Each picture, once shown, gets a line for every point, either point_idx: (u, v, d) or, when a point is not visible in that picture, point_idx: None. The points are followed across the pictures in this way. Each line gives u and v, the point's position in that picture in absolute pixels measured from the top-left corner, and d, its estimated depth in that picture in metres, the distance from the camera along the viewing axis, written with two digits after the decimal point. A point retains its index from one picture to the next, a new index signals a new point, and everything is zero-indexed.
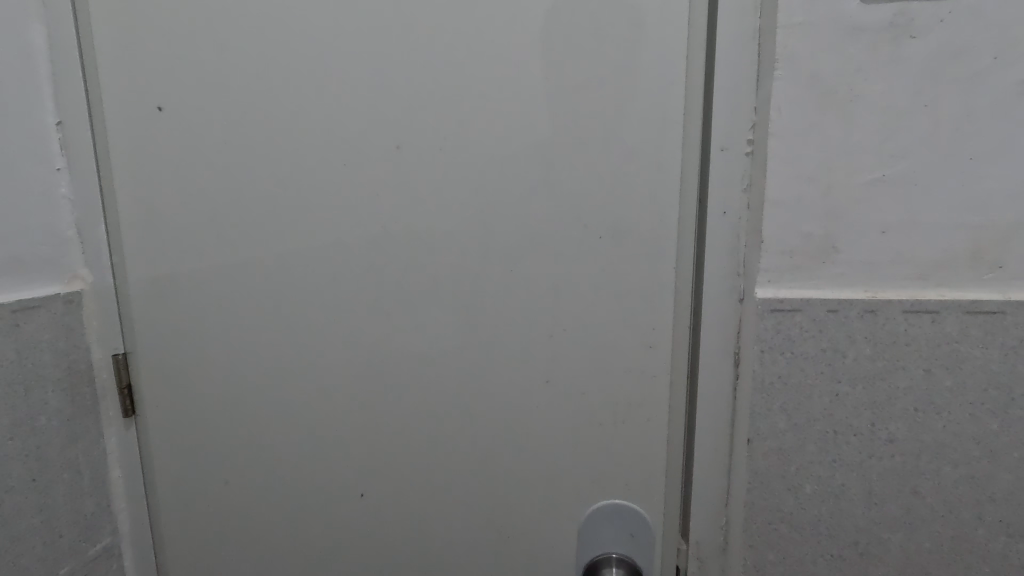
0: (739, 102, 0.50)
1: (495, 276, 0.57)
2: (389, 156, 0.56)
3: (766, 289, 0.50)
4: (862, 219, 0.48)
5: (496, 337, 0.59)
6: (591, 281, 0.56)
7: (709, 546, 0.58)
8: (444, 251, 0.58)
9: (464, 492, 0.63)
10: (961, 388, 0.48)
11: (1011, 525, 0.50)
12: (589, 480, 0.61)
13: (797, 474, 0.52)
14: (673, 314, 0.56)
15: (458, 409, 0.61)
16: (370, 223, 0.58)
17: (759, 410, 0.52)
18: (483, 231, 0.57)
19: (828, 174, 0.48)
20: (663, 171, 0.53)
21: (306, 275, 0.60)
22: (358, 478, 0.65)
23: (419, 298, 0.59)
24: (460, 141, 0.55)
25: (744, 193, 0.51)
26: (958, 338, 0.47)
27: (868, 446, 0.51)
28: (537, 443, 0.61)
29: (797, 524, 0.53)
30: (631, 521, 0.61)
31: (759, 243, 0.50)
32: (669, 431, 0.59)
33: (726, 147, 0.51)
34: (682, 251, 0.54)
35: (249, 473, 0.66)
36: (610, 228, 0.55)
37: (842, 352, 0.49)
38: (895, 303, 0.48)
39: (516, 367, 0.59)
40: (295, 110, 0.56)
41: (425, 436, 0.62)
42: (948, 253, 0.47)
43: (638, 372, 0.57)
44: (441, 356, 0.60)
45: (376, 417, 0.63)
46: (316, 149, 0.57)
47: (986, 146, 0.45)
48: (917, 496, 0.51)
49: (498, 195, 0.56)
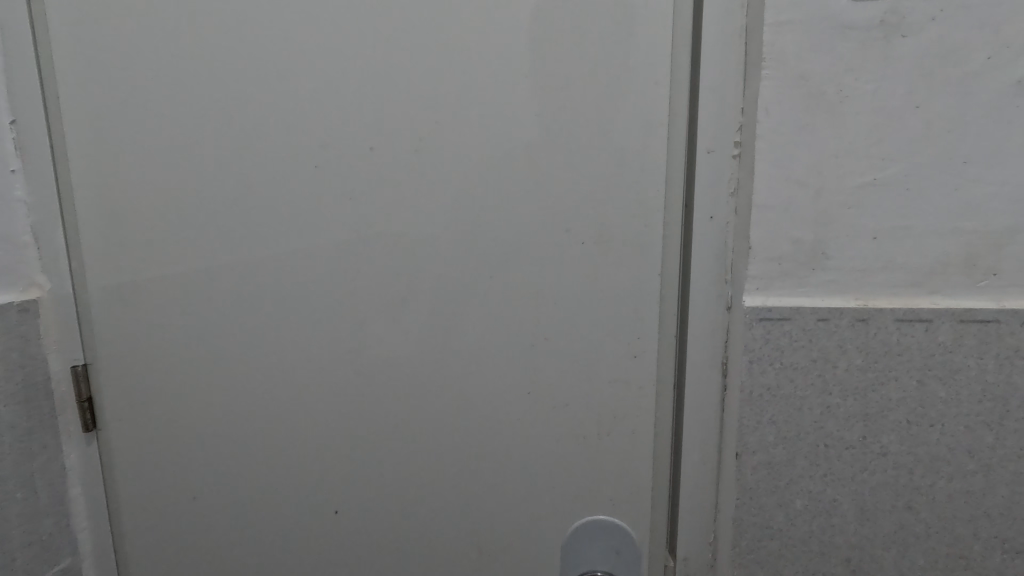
0: (726, 102, 0.48)
1: (473, 282, 0.55)
2: (362, 158, 0.54)
3: (754, 296, 0.48)
4: (853, 224, 0.46)
5: (473, 346, 0.56)
6: (574, 288, 0.54)
7: (697, 563, 0.56)
8: (419, 255, 0.55)
9: (443, 506, 0.61)
10: (955, 399, 0.47)
11: (1007, 541, 0.48)
12: (573, 495, 0.59)
13: (787, 489, 0.50)
14: (658, 323, 0.54)
15: (436, 420, 0.59)
16: (344, 227, 0.55)
17: (747, 422, 0.50)
18: (462, 235, 0.54)
19: (819, 177, 0.46)
20: (648, 174, 0.51)
21: (275, 280, 0.57)
22: (332, 494, 0.62)
23: (395, 304, 0.57)
24: (437, 144, 0.53)
25: (731, 197, 0.50)
26: (953, 347, 0.46)
27: (861, 460, 0.49)
28: (520, 456, 0.58)
29: (788, 542, 0.51)
30: (618, 537, 0.58)
31: (748, 250, 0.48)
32: (655, 444, 0.57)
33: (712, 148, 0.49)
34: (669, 257, 0.53)
35: (218, 490, 0.63)
36: (593, 232, 0.53)
37: (832, 362, 0.47)
38: (887, 311, 0.46)
39: (496, 376, 0.57)
40: (263, 109, 0.54)
41: (402, 448, 0.60)
42: (941, 260, 0.45)
43: (623, 383, 0.55)
44: (418, 365, 0.58)
45: (351, 430, 0.60)
46: (286, 150, 0.54)
47: (980, 148, 0.44)
48: (912, 512, 0.49)
49: (477, 198, 0.53)
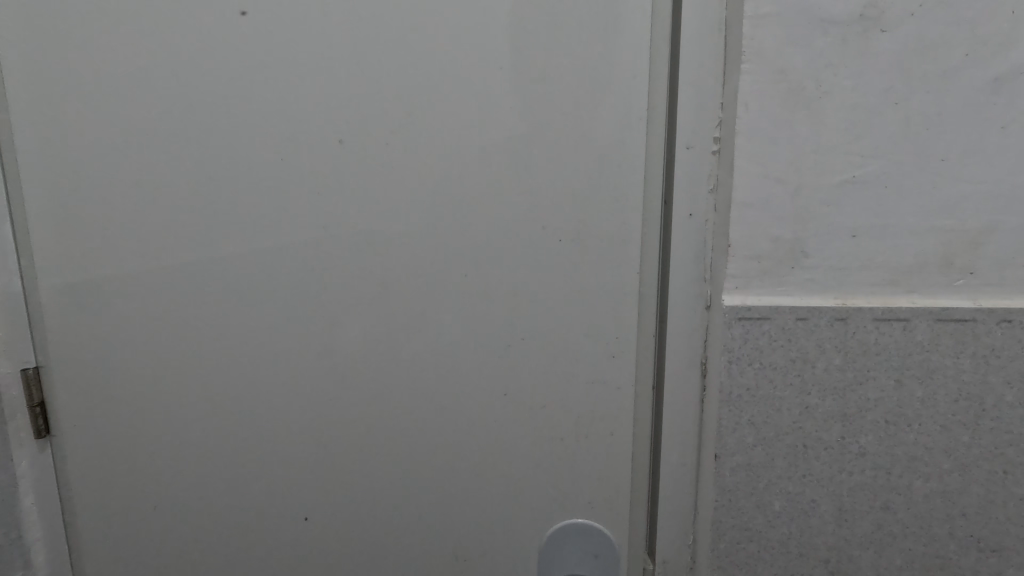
0: (705, 97, 0.47)
1: (447, 281, 0.53)
2: (331, 151, 0.52)
3: (733, 296, 0.47)
4: (832, 223, 0.45)
5: (447, 346, 0.55)
6: (551, 287, 0.52)
7: (676, 565, 0.56)
8: (391, 253, 0.53)
9: (417, 512, 0.59)
10: (932, 398, 0.46)
11: (981, 539, 0.48)
12: (550, 498, 0.57)
13: (766, 490, 0.50)
14: (637, 323, 0.53)
15: (410, 423, 0.57)
16: (312, 223, 0.53)
17: (725, 423, 0.49)
18: (436, 233, 0.52)
19: (798, 174, 0.45)
20: (626, 170, 0.50)
21: (239, 278, 0.55)
22: (301, 501, 0.60)
23: (366, 304, 0.55)
24: (411, 138, 0.51)
25: (710, 194, 0.49)
26: (930, 347, 0.45)
27: (839, 460, 0.48)
28: (497, 459, 0.57)
29: (767, 544, 0.51)
30: (595, 541, 0.57)
31: (726, 247, 0.47)
32: (634, 446, 0.56)
33: (691, 144, 0.48)
34: (647, 255, 0.51)
35: (182, 498, 0.60)
36: (571, 229, 0.51)
37: (811, 362, 0.47)
38: (865, 310, 0.45)
39: (472, 378, 0.55)
40: (225, 98, 0.51)
41: (375, 452, 0.58)
42: (918, 259, 0.45)
43: (601, 383, 0.54)
44: (391, 366, 0.56)
45: (320, 435, 0.58)
46: (250, 143, 0.52)
47: (958, 147, 0.43)
48: (889, 512, 0.49)
49: (452, 195, 0.52)
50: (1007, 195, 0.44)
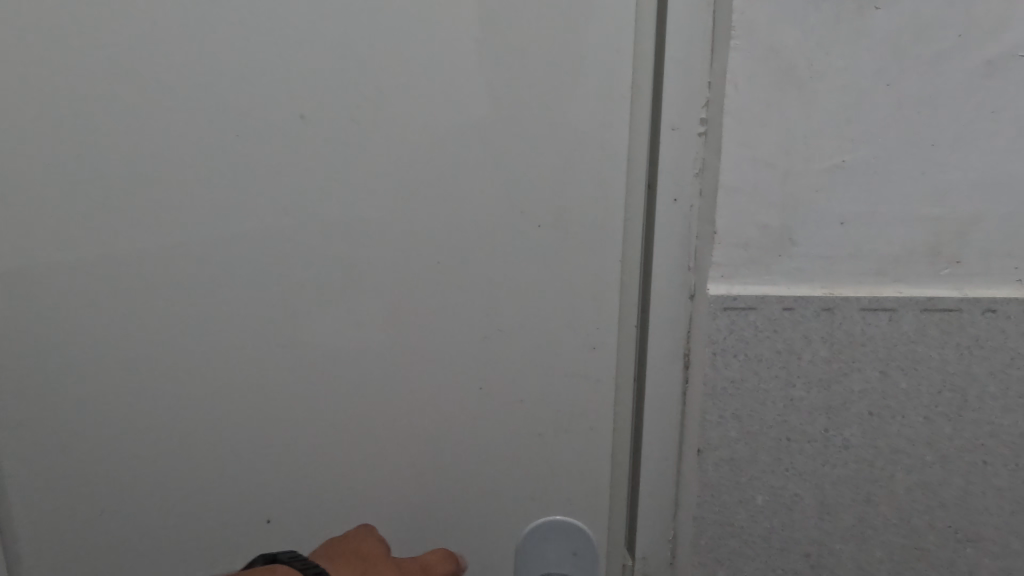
0: (692, 75, 0.45)
1: (419, 269, 0.50)
2: (289, 126, 0.47)
3: (718, 285, 0.45)
4: (821, 209, 0.44)
5: (420, 338, 0.52)
6: (530, 276, 0.50)
7: (656, 561, 0.55)
8: (358, 239, 0.49)
9: (388, 512, 0.56)
10: (916, 389, 0.45)
11: (960, 530, 0.48)
12: (528, 495, 0.55)
13: (748, 485, 0.49)
14: (619, 313, 0.50)
15: (381, 420, 0.54)
16: (269, 207, 0.48)
17: (709, 417, 0.47)
18: (406, 218, 0.49)
19: (787, 158, 0.43)
20: (609, 152, 0.47)
21: (187, 267, 0.50)
22: (263, 503, 0.56)
23: (331, 294, 0.51)
24: (377, 114, 0.46)
25: (696, 178, 0.47)
26: (915, 337, 0.44)
27: (823, 453, 0.47)
28: (473, 455, 0.54)
29: (748, 538, 0.50)
30: (574, 538, 0.55)
31: (712, 235, 0.45)
32: (615, 440, 0.54)
33: (677, 125, 0.46)
34: (630, 242, 0.49)
35: (125, 509, 0.55)
36: (552, 214, 0.48)
37: (797, 353, 0.45)
38: (852, 300, 0.44)
39: (447, 371, 0.52)
40: (165, 64, 0.45)
41: (342, 451, 0.54)
42: (906, 248, 0.44)
43: (582, 376, 0.52)
44: (359, 360, 0.52)
45: (282, 434, 0.54)
46: (195, 116, 0.46)
47: (949, 132, 0.42)
48: (871, 504, 0.48)
49: (423, 176, 0.48)
50: (995, 181, 0.43)
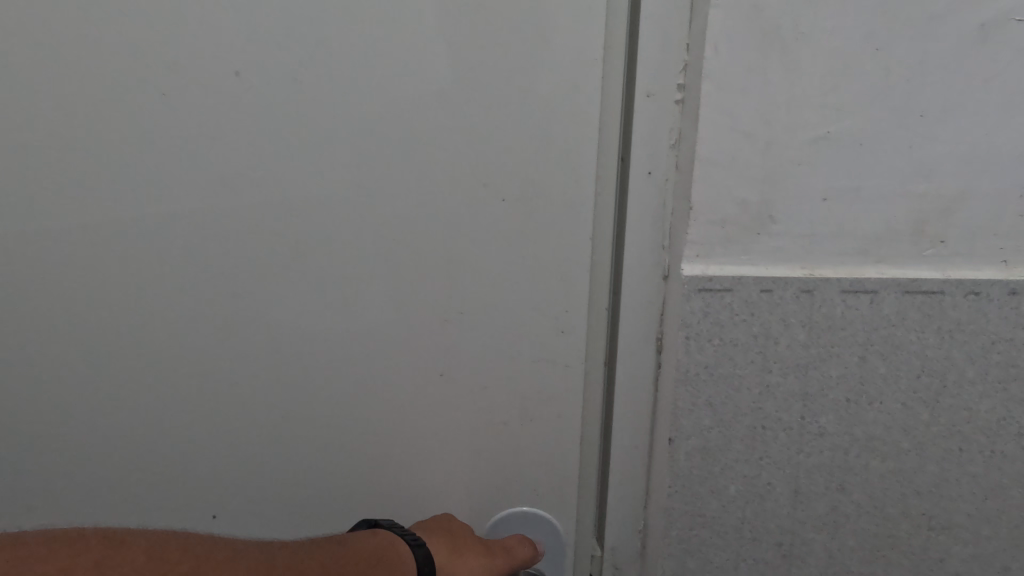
0: (669, 37, 0.41)
1: (372, 248, 0.46)
2: (220, 85, 0.41)
3: (693, 265, 0.42)
4: (802, 185, 0.41)
5: (375, 322, 0.48)
6: (494, 255, 0.46)
7: (626, 550, 0.54)
8: (302, 213, 0.44)
9: (346, 503, 0.54)
10: (894, 375, 0.43)
11: (933, 518, 0.47)
12: (493, 486, 0.52)
13: (721, 474, 0.46)
14: (589, 295, 0.47)
15: (335, 408, 0.50)
16: (202, 177, 0.43)
17: (681, 404, 0.45)
18: (357, 190, 0.44)
19: (768, 129, 0.40)
20: (579, 119, 0.43)
21: (115, 245, 0.45)
22: (211, 496, 0.53)
23: (275, 274, 0.46)
24: (321, 72, 0.41)
25: (672, 150, 0.43)
26: (896, 321, 0.42)
27: (798, 441, 0.45)
28: (435, 446, 0.51)
29: (720, 529, 0.48)
30: (541, 530, 0.53)
31: (688, 210, 0.42)
32: (583, 428, 0.51)
33: (652, 92, 0.42)
34: (601, 219, 0.45)
35: (76, 496, 0.53)
36: (517, 188, 0.44)
37: (774, 338, 0.43)
38: (833, 281, 0.42)
39: (405, 357, 0.49)
40: (74, 11, 0.39)
41: (294, 440, 0.51)
42: (890, 227, 0.41)
43: (549, 362, 0.49)
44: (310, 346, 0.48)
45: (230, 422, 0.51)
46: (113, 72, 0.41)
47: (938, 102, 0.39)
48: (845, 493, 0.46)
49: (375, 144, 0.43)
50: (985, 157, 0.40)
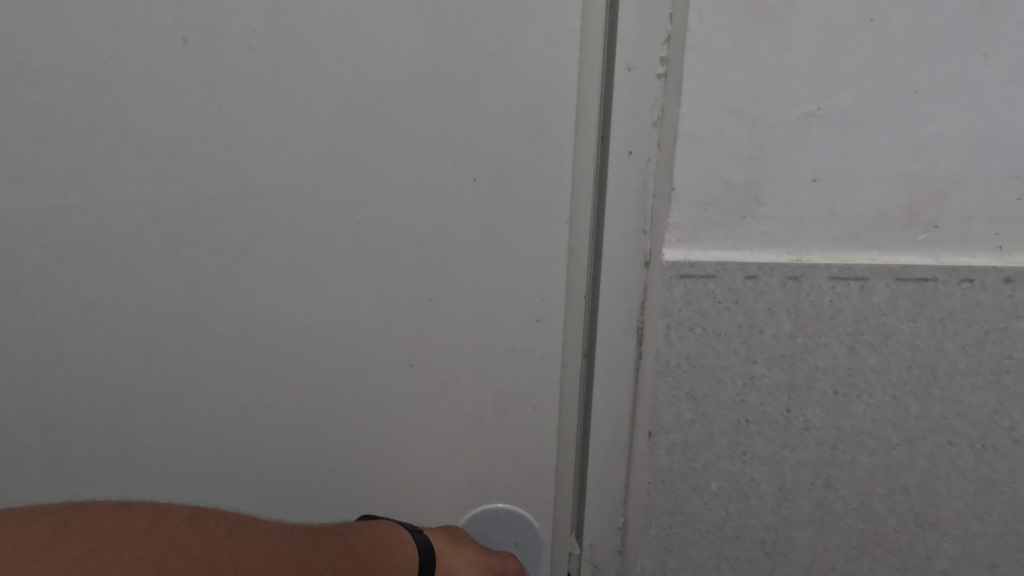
0: (651, 6, 0.39)
1: (334, 230, 0.43)
2: (165, 50, 0.38)
3: (675, 249, 0.40)
4: (791, 164, 0.39)
5: (339, 309, 0.45)
6: (466, 239, 0.43)
7: (605, 549, 0.52)
8: (258, 193, 0.41)
9: (312, 501, 0.51)
10: (883, 366, 0.41)
11: (921, 514, 0.45)
12: (466, 482, 0.50)
13: (703, 470, 0.44)
14: (566, 282, 0.45)
15: (298, 401, 0.47)
16: (148, 153, 0.40)
17: (661, 397, 0.43)
18: (316, 167, 0.41)
19: (755, 105, 0.38)
20: (556, 93, 0.40)
21: (56, 225, 0.42)
22: (166, 492, 0.50)
23: (231, 258, 0.43)
24: (274, 39, 0.38)
25: (654, 127, 0.41)
26: (886, 309, 0.40)
27: (783, 435, 0.43)
28: (405, 441, 0.49)
29: (700, 526, 0.46)
30: (516, 528, 0.51)
31: (669, 191, 0.40)
32: (560, 422, 0.49)
33: (633, 66, 0.40)
34: (579, 201, 0.43)
35: (20, 491, 0.50)
36: (490, 167, 0.41)
37: (759, 327, 0.41)
38: (821, 267, 0.39)
39: (371, 347, 0.46)
40: None
41: (255, 434, 0.49)
42: (882, 210, 0.39)
43: (525, 353, 0.46)
44: (270, 334, 0.45)
45: (185, 413, 0.48)
46: (46, 34, 0.37)
47: (935, 77, 0.37)
48: (831, 489, 0.45)
49: (334, 117, 0.40)
50: (983, 138, 0.38)
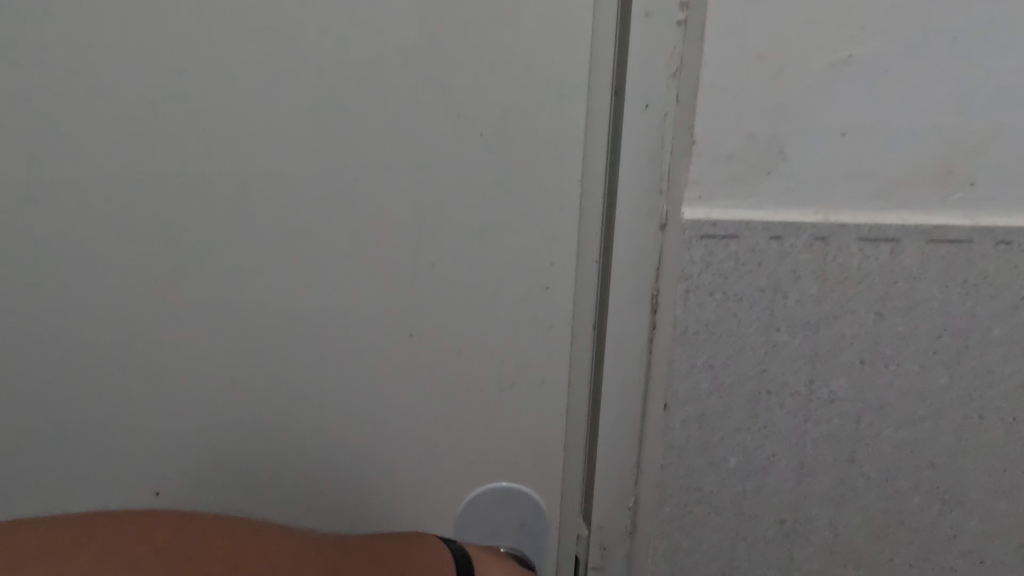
0: None
1: (329, 190, 0.40)
2: None
3: (695, 208, 0.38)
4: (819, 117, 0.36)
5: (334, 276, 0.42)
6: (470, 199, 0.40)
7: (613, 531, 0.49)
8: (248, 148, 0.39)
9: (306, 481, 0.48)
10: (912, 335, 0.39)
11: (947, 492, 0.43)
12: (469, 461, 0.48)
13: (720, 445, 0.42)
14: (577, 247, 0.42)
15: (292, 374, 0.45)
16: (130, 102, 0.37)
17: (677, 366, 0.41)
18: (309, 120, 0.38)
19: (783, 51, 0.35)
20: (569, 41, 0.37)
21: (32, 181, 0.39)
22: (150, 472, 0.47)
23: (219, 218, 0.40)
24: None
25: (672, 79, 0.38)
26: (917, 273, 0.38)
27: (805, 408, 0.41)
28: (405, 417, 0.46)
29: (716, 504, 0.44)
30: (521, 508, 0.49)
31: (689, 145, 0.37)
32: (569, 396, 0.46)
33: (651, 12, 0.37)
34: (591, 159, 0.40)
35: None
36: (497, 121, 0.39)
37: (782, 292, 0.39)
38: (849, 228, 0.37)
39: (369, 316, 0.43)
40: None
41: (245, 410, 0.46)
42: (914, 167, 0.37)
43: (532, 323, 0.44)
44: (261, 303, 0.43)
45: (170, 385, 0.45)
46: None
47: (977, 21, 0.34)
48: (854, 465, 0.42)
49: (331, 65, 0.37)
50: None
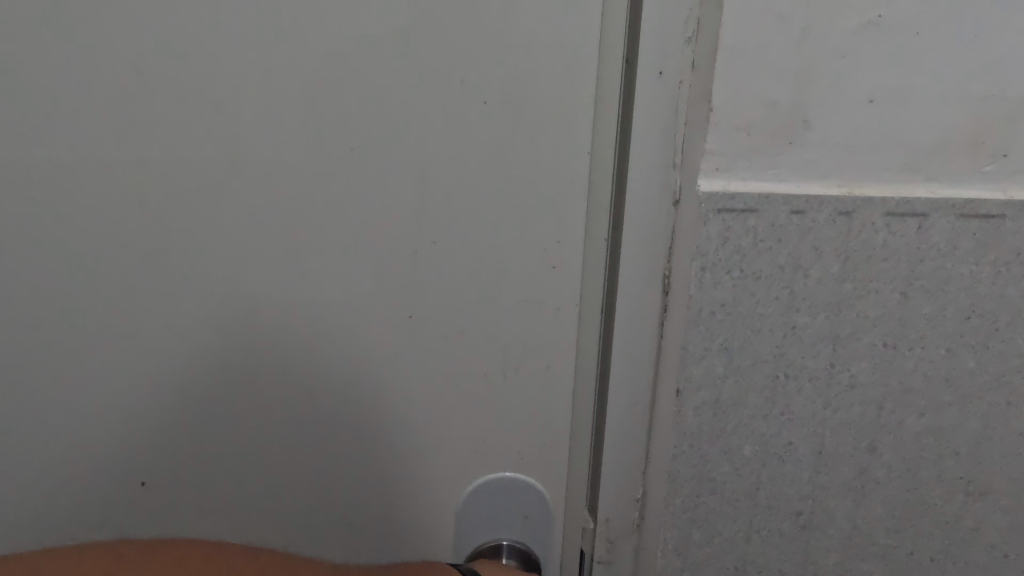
0: None
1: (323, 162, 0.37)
2: None
3: (712, 181, 0.36)
4: (845, 83, 0.34)
5: (329, 254, 0.40)
6: (472, 173, 0.38)
7: (620, 522, 0.48)
8: (236, 116, 0.36)
9: (300, 471, 0.46)
10: (939, 316, 0.37)
11: (971, 482, 0.41)
12: (471, 450, 0.46)
13: (735, 432, 0.40)
14: (584, 225, 0.40)
15: (285, 359, 0.43)
16: (109, 65, 0.35)
17: (692, 349, 0.38)
18: (301, 86, 0.36)
19: (808, 10, 0.33)
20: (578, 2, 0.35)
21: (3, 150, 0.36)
22: (135, 460, 0.45)
23: (206, 192, 0.38)
24: None
25: (687, 46, 0.36)
26: (946, 250, 0.36)
27: (825, 394, 0.39)
28: (403, 403, 0.44)
29: (730, 495, 0.42)
30: (525, 499, 0.47)
31: (707, 114, 0.35)
32: (575, 383, 0.44)
33: None
34: (599, 130, 0.38)
35: None
36: (501, 88, 0.36)
37: (803, 270, 0.37)
38: (876, 202, 0.35)
39: (365, 297, 0.41)
40: None
41: (235, 397, 0.44)
42: (944, 137, 0.35)
43: (538, 305, 0.42)
44: (251, 283, 0.40)
45: (156, 370, 0.42)
46: None
47: None
48: (875, 454, 0.40)
49: (324, 26, 0.35)
50: None
